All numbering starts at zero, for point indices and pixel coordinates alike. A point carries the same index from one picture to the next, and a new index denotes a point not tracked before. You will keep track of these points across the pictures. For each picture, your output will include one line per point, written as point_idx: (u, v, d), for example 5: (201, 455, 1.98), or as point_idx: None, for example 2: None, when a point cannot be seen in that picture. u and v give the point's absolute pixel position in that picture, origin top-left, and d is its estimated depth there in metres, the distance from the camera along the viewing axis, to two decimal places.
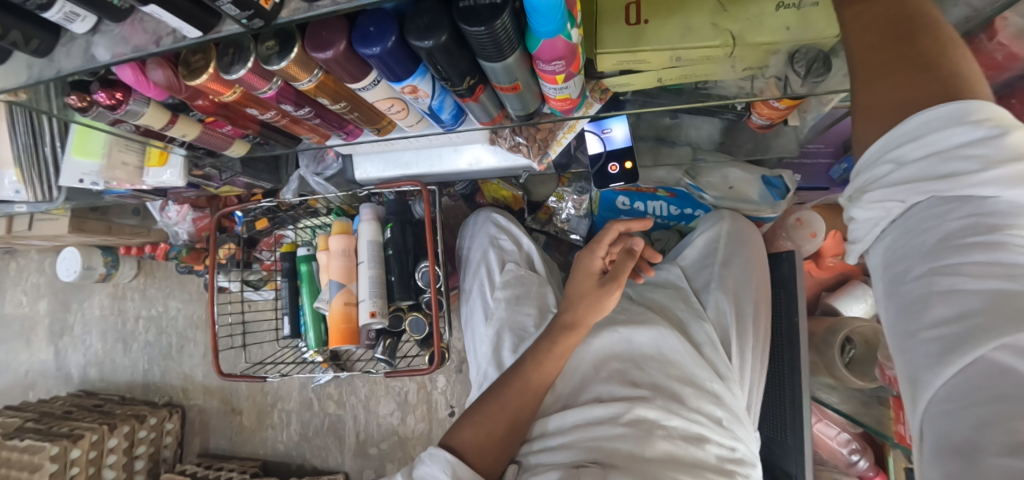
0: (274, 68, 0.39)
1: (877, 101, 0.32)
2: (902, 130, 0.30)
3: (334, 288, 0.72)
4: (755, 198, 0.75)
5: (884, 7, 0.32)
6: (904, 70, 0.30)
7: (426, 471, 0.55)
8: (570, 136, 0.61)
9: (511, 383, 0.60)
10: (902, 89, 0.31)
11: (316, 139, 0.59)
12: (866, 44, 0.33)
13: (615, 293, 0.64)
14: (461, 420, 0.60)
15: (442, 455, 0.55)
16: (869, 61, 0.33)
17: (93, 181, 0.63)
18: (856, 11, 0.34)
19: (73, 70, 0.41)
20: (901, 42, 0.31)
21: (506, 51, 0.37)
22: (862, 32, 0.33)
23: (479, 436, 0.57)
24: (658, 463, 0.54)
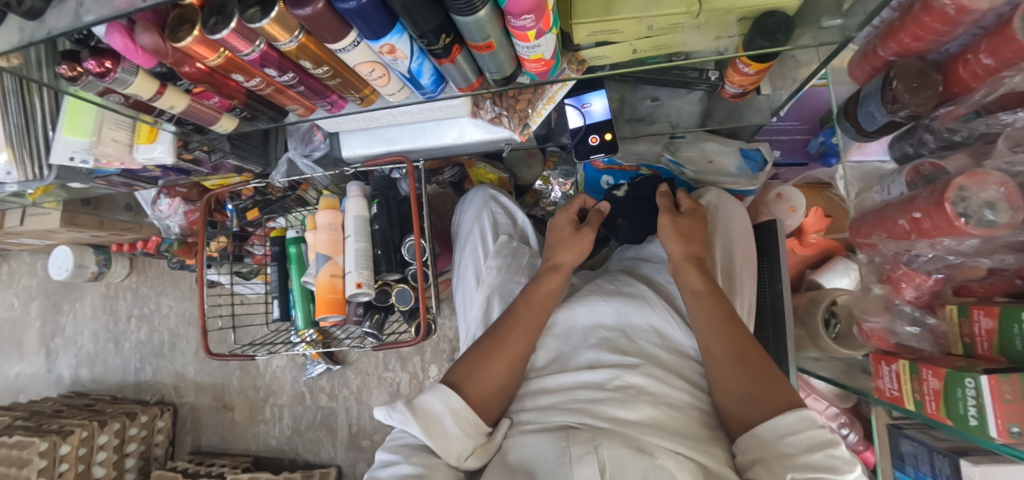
0: (256, 26, 0.41)
1: (742, 393, 0.52)
2: (783, 422, 0.47)
3: (320, 261, 0.73)
4: (732, 171, 0.79)
5: (733, 338, 0.56)
6: (761, 381, 0.52)
7: (425, 400, 0.55)
8: (550, 107, 0.63)
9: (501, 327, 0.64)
10: (760, 390, 0.51)
11: (302, 111, 0.60)
12: (727, 360, 0.55)
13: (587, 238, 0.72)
14: (459, 359, 0.62)
15: (443, 388, 0.57)
16: (736, 369, 0.54)
17: (82, 159, 0.65)
18: (716, 337, 0.57)
19: (61, 31, 0.42)
20: (743, 353, 0.54)
21: (476, 3, 0.39)
22: (723, 350, 0.55)
23: (476, 370, 0.59)
24: (642, 426, 0.52)
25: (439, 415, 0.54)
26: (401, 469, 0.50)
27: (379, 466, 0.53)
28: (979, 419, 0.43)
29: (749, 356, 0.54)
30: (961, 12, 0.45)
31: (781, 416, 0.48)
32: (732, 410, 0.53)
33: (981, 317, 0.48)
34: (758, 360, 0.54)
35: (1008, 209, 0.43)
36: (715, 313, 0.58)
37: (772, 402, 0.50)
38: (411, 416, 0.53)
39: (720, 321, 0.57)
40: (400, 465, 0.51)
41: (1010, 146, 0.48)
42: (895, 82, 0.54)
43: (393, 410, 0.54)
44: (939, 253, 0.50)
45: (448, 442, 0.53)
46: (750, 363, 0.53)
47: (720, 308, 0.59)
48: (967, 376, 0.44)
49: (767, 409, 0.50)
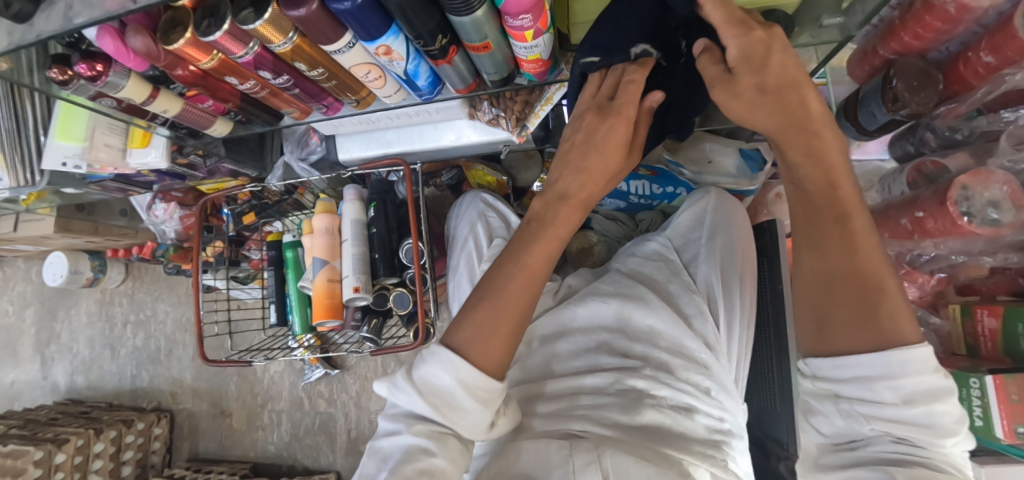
0: (249, 27, 0.40)
1: (839, 311, 0.38)
2: (890, 361, 0.34)
3: (317, 266, 0.72)
4: (732, 171, 0.78)
5: (828, 237, 0.39)
6: (862, 295, 0.37)
7: (428, 372, 0.44)
8: (548, 108, 0.61)
9: (517, 268, 0.47)
10: (861, 310, 0.37)
11: (297, 114, 0.60)
12: (816, 269, 0.40)
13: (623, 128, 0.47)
14: (466, 314, 0.46)
15: (444, 358, 0.43)
16: (820, 278, 0.39)
17: (76, 165, 0.64)
18: (811, 242, 0.40)
19: (52, 33, 0.41)
20: (847, 257, 0.38)
21: (473, 3, 0.39)
22: (815, 257, 0.40)
23: (482, 331, 0.44)
24: (645, 433, 0.53)
25: (446, 389, 0.43)
26: (405, 441, 0.43)
27: (384, 436, 0.46)
28: (985, 419, 0.43)
29: (856, 252, 0.38)
30: (962, 10, 0.45)
31: (888, 353, 0.35)
32: (814, 326, 0.40)
33: (984, 317, 0.48)
34: (862, 263, 0.38)
35: (1013, 207, 0.42)
36: (826, 221, 0.39)
37: (867, 325, 0.37)
38: (419, 395, 0.43)
39: (834, 226, 0.39)
40: (401, 434, 0.44)
41: (1014, 143, 0.48)
42: (895, 81, 0.53)
43: (397, 387, 0.45)
44: (942, 253, 0.50)
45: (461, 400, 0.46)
46: (851, 277, 0.38)
47: (836, 211, 0.39)
48: (971, 377, 0.43)
49: (858, 336, 0.37)
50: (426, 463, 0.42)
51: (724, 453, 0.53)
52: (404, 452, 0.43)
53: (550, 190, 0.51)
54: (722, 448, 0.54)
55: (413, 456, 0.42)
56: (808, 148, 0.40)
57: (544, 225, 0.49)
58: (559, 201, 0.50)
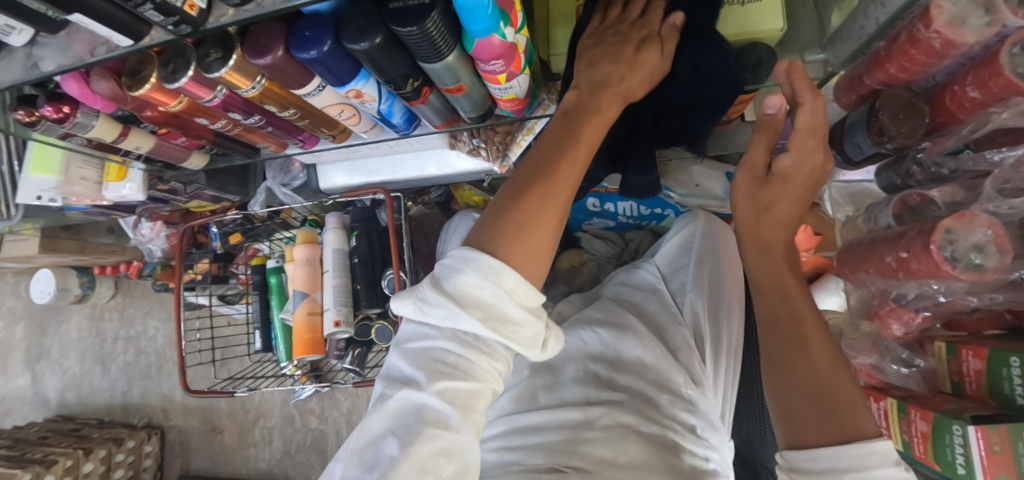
0: (214, 75, 0.40)
1: (801, 404, 0.39)
2: (852, 453, 0.35)
3: (298, 298, 0.73)
4: (719, 195, 0.78)
5: (784, 331, 0.42)
6: (822, 388, 0.38)
7: (465, 281, 0.35)
8: (529, 138, 0.60)
9: (563, 153, 0.39)
10: (821, 406, 0.38)
11: (274, 147, 0.59)
12: (776, 358, 0.42)
13: (654, 51, 0.43)
14: (503, 207, 0.37)
15: (484, 261, 0.35)
16: (779, 368, 0.41)
17: (51, 198, 0.63)
18: (772, 334, 0.43)
19: (13, 82, 0.41)
20: (805, 353, 0.40)
21: (443, 50, 0.38)
22: (774, 350, 0.42)
23: (525, 227, 0.36)
24: (631, 469, 0.51)
25: (492, 303, 0.35)
26: (424, 400, 0.36)
27: (399, 384, 0.37)
28: (967, 467, 0.42)
29: (810, 345, 0.40)
30: (947, 46, 0.42)
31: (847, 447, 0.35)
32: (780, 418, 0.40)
33: (970, 357, 0.47)
34: (816, 352, 0.40)
35: (997, 252, 0.41)
36: (783, 318, 0.42)
37: (825, 419, 0.37)
38: (459, 311, 0.35)
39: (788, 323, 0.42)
40: (419, 393, 0.36)
41: (996, 185, 0.46)
42: (881, 114, 0.51)
43: (427, 304, 0.36)
44: (926, 292, 0.49)
45: (490, 347, 0.37)
46: (804, 370, 0.39)
47: (792, 309, 0.43)
48: (954, 423, 0.43)
49: (824, 429, 0.37)
50: (451, 435, 0.35)
51: None
52: (423, 415, 0.35)
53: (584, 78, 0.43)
54: None
55: (435, 425, 0.35)
56: (774, 264, 0.45)
57: (584, 112, 0.41)
58: (600, 85, 0.42)
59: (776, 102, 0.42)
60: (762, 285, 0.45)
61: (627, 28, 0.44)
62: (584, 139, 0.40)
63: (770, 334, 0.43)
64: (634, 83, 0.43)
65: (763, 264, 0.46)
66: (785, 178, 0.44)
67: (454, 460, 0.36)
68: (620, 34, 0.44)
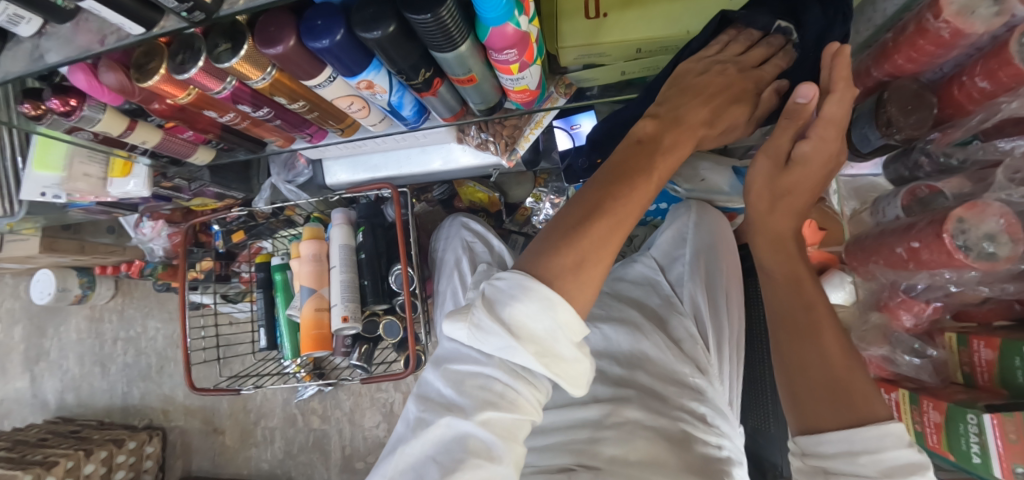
0: (225, 65, 0.39)
1: (813, 392, 0.41)
2: (864, 435, 0.37)
3: (305, 294, 0.72)
4: (724, 189, 0.76)
5: (796, 322, 0.44)
6: (835, 377, 0.40)
7: (520, 311, 0.35)
8: (537, 131, 0.62)
9: (622, 189, 0.39)
10: (836, 393, 0.39)
11: (281, 142, 0.58)
12: (791, 353, 0.43)
13: (743, 108, 0.49)
14: (565, 238, 0.37)
15: (542, 291, 0.34)
16: (797, 363, 0.42)
17: (55, 194, 0.62)
18: (786, 326, 0.44)
19: (19, 73, 0.40)
20: (818, 344, 0.42)
21: (456, 39, 0.38)
22: (790, 342, 0.43)
23: (582, 263, 0.36)
24: (643, 466, 0.51)
25: (545, 334, 0.35)
26: (468, 428, 0.37)
27: (440, 410, 0.39)
28: (982, 456, 0.42)
29: (821, 334, 0.42)
30: (957, 36, 0.42)
31: (861, 429, 0.37)
32: (791, 402, 0.42)
33: (981, 348, 0.47)
34: (825, 335, 0.42)
35: (1010, 241, 0.41)
36: (796, 307, 0.44)
37: (838, 403, 0.39)
38: (512, 343, 0.35)
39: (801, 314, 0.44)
40: (464, 420, 0.37)
41: (1008, 174, 0.45)
42: (889, 106, 0.51)
43: (482, 331, 0.36)
44: (937, 283, 0.49)
45: (535, 378, 0.38)
46: (813, 358, 0.42)
47: (803, 298, 0.44)
48: (969, 412, 0.43)
49: (839, 414, 0.39)
50: (493, 466, 0.36)
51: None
52: (467, 443, 0.37)
53: (666, 111, 0.46)
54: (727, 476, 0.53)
55: (477, 456, 0.36)
56: (785, 255, 0.47)
57: (654, 148, 0.43)
58: (668, 125, 0.45)
59: (808, 92, 0.44)
60: (772, 276, 0.48)
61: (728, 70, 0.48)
62: (652, 174, 0.41)
63: (779, 325, 0.45)
64: (712, 132, 0.49)
65: (772, 257, 0.48)
66: (806, 164, 0.46)
67: None
68: (726, 76, 0.48)
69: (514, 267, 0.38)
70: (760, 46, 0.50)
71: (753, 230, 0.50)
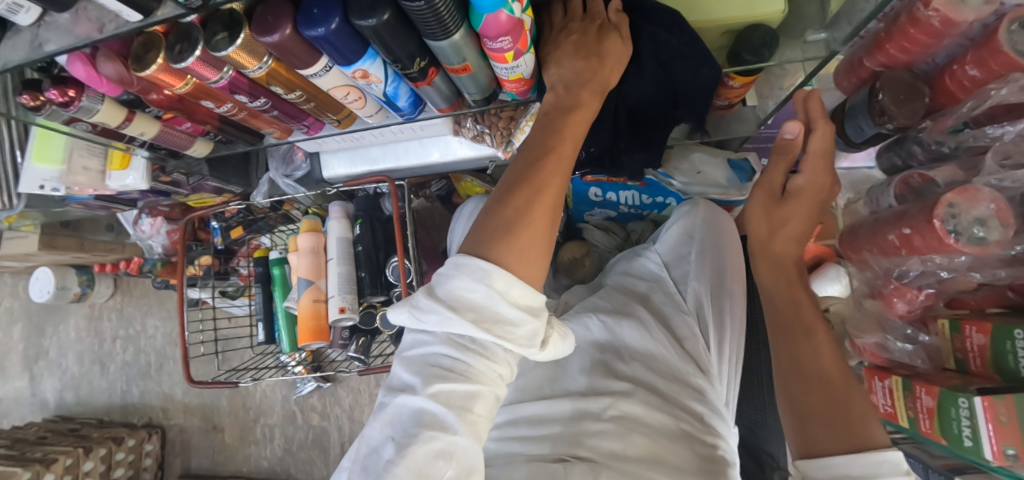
0: (221, 54, 0.39)
1: (811, 412, 0.40)
2: (863, 458, 0.35)
3: (302, 286, 0.73)
4: (721, 182, 0.76)
5: (790, 334, 0.45)
6: (826, 386, 0.40)
7: (458, 286, 0.36)
8: (533, 125, 0.60)
9: (547, 156, 0.40)
10: (828, 402, 0.39)
11: (278, 134, 0.59)
12: (786, 362, 0.44)
13: (613, 39, 0.45)
14: (490, 210, 0.38)
15: (476, 263, 0.35)
16: (790, 373, 0.43)
17: (54, 188, 0.62)
18: (782, 336, 0.46)
19: (19, 62, 0.41)
20: (817, 364, 0.42)
21: (450, 27, 0.38)
22: (784, 352, 0.44)
23: (509, 227, 0.37)
24: (643, 463, 0.50)
25: (482, 303, 0.35)
26: (419, 402, 0.36)
27: (398, 391, 0.38)
28: (974, 440, 0.42)
29: (815, 344, 0.43)
30: (947, 24, 0.43)
31: (863, 454, 0.35)
32: (794, 430, 0.40)
33: (973, 333, 0.47)
34: (819, 347, 0.43)
35: (1000, 226, 0.41)
36: (789, 321, 0.46)
37: (827, 410, 0.39)
38: (450, 315, 0.35)
39: (803, 337, 0.44)
40: (415, 395, 0.36)
41: (998, 160, 0.45)
42: (882, 95, 0.51)
43: (421, 311, 0.37)
44: (930, 269, 0.49)
45: (486, 349, 0.37)
46: (802, 365, 0.43)
47: (802, 322, 0.45)
48: (960, 396, 0.43)
49: (835, 426, 0.38)
50: (447, 436, 0.35)
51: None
52: (419, 418, 0.35)
53: (563, 81, 0.45)
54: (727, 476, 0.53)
55: (429, 427, 0.35)
56: (786, 279, 0.50)
57: (566, 112, 0.43)
58: (577, 87, 0.44)
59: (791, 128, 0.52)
60: (772, 295, 0.50)
61: (579, 23, 0.46)
62: (562, 139, 0.41)
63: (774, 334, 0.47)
64: (608, 73, 0.46)
65: (769, 273, 0.51)
66: (800, 194, 0.51)
67: (454, 462, 0.35)
68: (570, 26, 0.46)
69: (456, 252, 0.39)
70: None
71: (757, 254, 0.53)
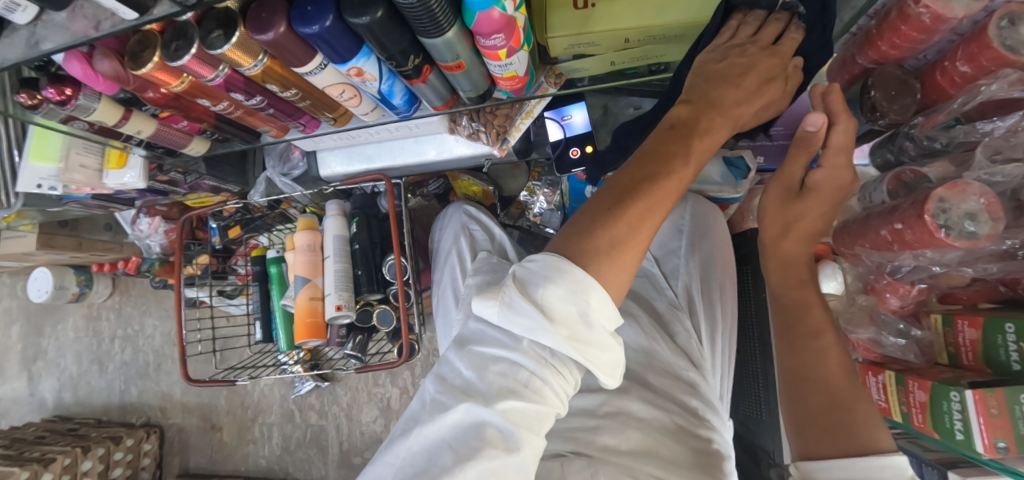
0: (217, 51, 0.40)
1: (813, 415, 0.43)
2: (865, 464, 0.37)
3: (299, 284, 0.73)
4: (716, 180, 0.74)
5: (806, 338, 0.47)
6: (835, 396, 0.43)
7: (551, 294, 0.36)
8: (528, 121, 0.63)
9: (657, 179, 0.40)
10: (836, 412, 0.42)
11: (275, 132, 0.59)
12: (796, 368, 0.46)
13: (777, 87, 0.47)
14: (599, 222, 0.38)
15: (578, 276, 0.36)
16: (799, 379, 0.45)
17: (52, 186, 0.63)
18: (796, 342, 0.47)
19: (16, 60, 0.41)
20: (825, 372, 0.44)
21: (443, 24, 0.38)
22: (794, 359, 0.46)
23: (617, 246, 0.37)
24: (635, 456, 0.51)
25: (573, 319, 0.36)
26: (491, 414, 0.36)
27: (460, 393, 0.38)
28: (966, 433, 0.42)
29: (825, 353, 0.45)
30: (937, 20, 0.43)
31: (863, 458, 0.38)
32: (794, 429, 0.44)
33: (965, 327, 0.47)
34: (834, 356, 0.45)
35: (989, 220, 0.42)
36: (804, 325, 0.47)
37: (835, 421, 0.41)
38: (544, 324, 0.35)
39: (806, 338, 0.46)
40: (489, 407, 0.36)
41: (990, 154, 0.46)
42: (873, 92, 0.51)
43: (510, 311, 0.37)
44: (922, 264, 0.50)
45: (562, 365, 0.39)
46: (816, 375, 0.44)
47: (809, 325, 0.47)
48: (952, 390, 0.43)
49: (838, 435, 0.40)
50: (513, 453, 0.35)
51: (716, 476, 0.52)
52: (487, 430, 0.36)
53: (698, 96, 0.46)
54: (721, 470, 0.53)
55: (498, 442, 0.35)
56: (795, 280, 0.50)
57: (695, 133, 0.43)
58: (705, 111, 0.45)
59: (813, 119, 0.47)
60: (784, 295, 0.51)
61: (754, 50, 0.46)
62: (687, 161, 0.42)
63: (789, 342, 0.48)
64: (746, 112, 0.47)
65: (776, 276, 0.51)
66: (815, 192, 0.49)
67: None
68: (747, 56, 0.46)
69: (545, 251, 0.39)
70: (775, 22, 0.48)
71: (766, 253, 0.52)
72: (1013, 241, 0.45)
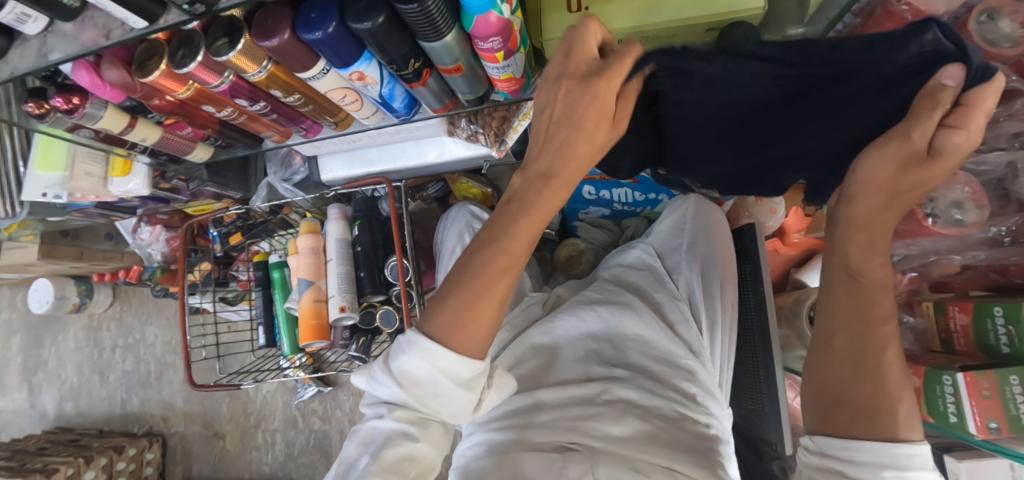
0: (223, 59, 0.41)
1: (841, 387, 0.39)
2: (893, 451, 0.35)
3: (303, 286, 0.74)
4: None
5: (846, 314, 0.40)
6: (861, 376, 0.38)
7: (405, 362, 0.42)
8: (527, 122, 0.61)
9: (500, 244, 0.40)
10: (863, 394, 0.38)
11: (277, 137, 0.61)
12: (834, 339, 0.40)
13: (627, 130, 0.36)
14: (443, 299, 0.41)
15: (421, 343, 0.41)
16: (831, 356, 0.40)
17: (56, 194, 0.63)
18: (832, 313, 0.41)
19: (27, 69, 0.42)
20: (877, 351, 0.38)
21: (442, 29, 0.40)
22: (834, 332, 0.40)
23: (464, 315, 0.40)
24: (636, 444, 0.51)
25: (428, 375, 0.41)
26: (385, 425, 0.44)
27: (368, 418, 0.46)
28: (959, 415, 0.44)
29: (877, 330, 0.38)
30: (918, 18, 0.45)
31: (891, 444, 0.36)
32: (818, 398, 0.41)
33: (956, 313, 0.48)
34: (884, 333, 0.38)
35: (976, 208, 0.43)
36: (845, 298, 0.40)
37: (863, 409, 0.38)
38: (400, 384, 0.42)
39: (872, 325, 0.38)
40: (383, 419, 0.44)
41: (972, 145, 0.47)
42: None
43: (378, 375, 0.44)
44: (912, 251, 0.52)
45: None
46: (855, 361, 0.39)
47: (873, 304, 0.39)
48: (944, 374, 0.44)
49: (862, 423, 0.38)
50: (411, 446, 0.43)
51: (715, 461, 0.52)
52: (386, 436, 0.43)
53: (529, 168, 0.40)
54: (717, 455, 0.53)
55: (395, 441, 0.42)
56: (876, 252, 0.39)
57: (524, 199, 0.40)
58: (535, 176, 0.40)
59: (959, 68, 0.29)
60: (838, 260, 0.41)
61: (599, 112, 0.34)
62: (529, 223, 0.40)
63: (837, 314, 0.40)
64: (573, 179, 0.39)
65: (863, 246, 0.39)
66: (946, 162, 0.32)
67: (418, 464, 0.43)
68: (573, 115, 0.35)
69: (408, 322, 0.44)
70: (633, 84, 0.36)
71: (849, 225, 0.38)
72: (999, 228, 0.47)
